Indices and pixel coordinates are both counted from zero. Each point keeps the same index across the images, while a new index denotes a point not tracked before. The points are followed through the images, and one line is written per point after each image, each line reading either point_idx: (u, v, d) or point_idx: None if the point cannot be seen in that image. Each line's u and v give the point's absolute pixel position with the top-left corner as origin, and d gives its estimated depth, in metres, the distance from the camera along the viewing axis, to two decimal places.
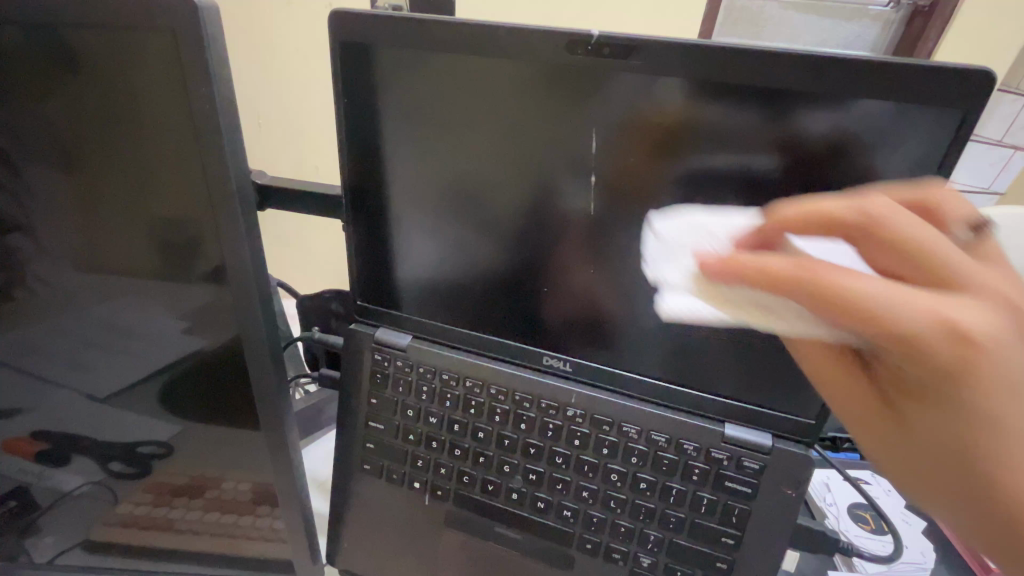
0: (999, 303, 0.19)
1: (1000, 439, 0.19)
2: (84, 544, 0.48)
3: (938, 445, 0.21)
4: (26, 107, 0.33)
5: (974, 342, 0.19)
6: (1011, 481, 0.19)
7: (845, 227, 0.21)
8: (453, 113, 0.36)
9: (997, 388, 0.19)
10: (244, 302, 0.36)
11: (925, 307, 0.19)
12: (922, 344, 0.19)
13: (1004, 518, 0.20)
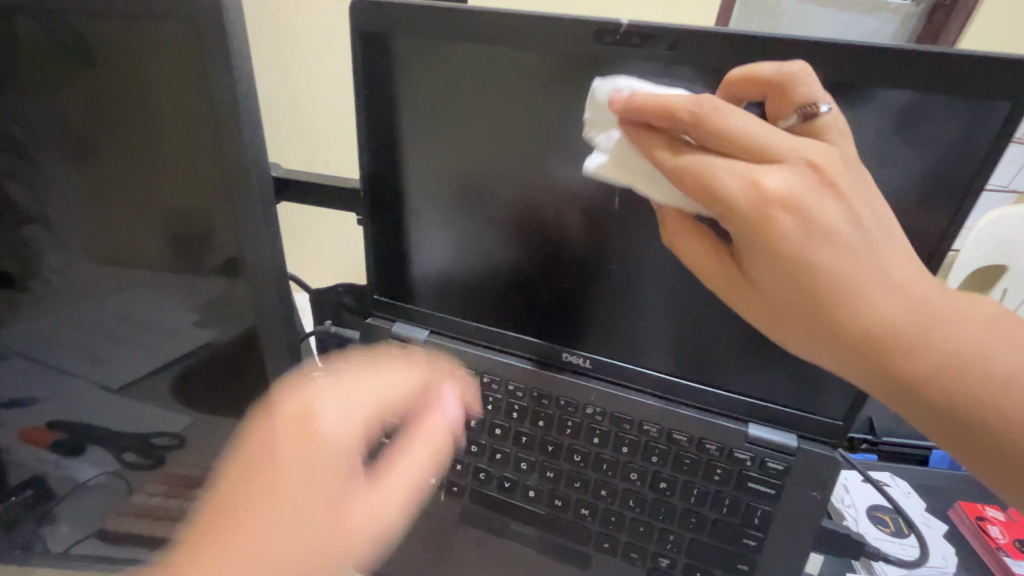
0: (801, 169, 0.23)
1: (861, 293, 0.23)
2: (98, 534, 0.48)
3: (787, 295, 0.24)
4: (44, 97, 0.33)
5: (779, 200, 0.23)
6: (845, 309, 0.23)
7: (680, 120, 0.24)
8: (474, 104, 0.35)
9: (811, 234, 0.23)
10: (261, 295, 0.36)
11: (740, 175, 0.23)
12: (767, 213, 0.23)
13: (854, 340, 0.24)
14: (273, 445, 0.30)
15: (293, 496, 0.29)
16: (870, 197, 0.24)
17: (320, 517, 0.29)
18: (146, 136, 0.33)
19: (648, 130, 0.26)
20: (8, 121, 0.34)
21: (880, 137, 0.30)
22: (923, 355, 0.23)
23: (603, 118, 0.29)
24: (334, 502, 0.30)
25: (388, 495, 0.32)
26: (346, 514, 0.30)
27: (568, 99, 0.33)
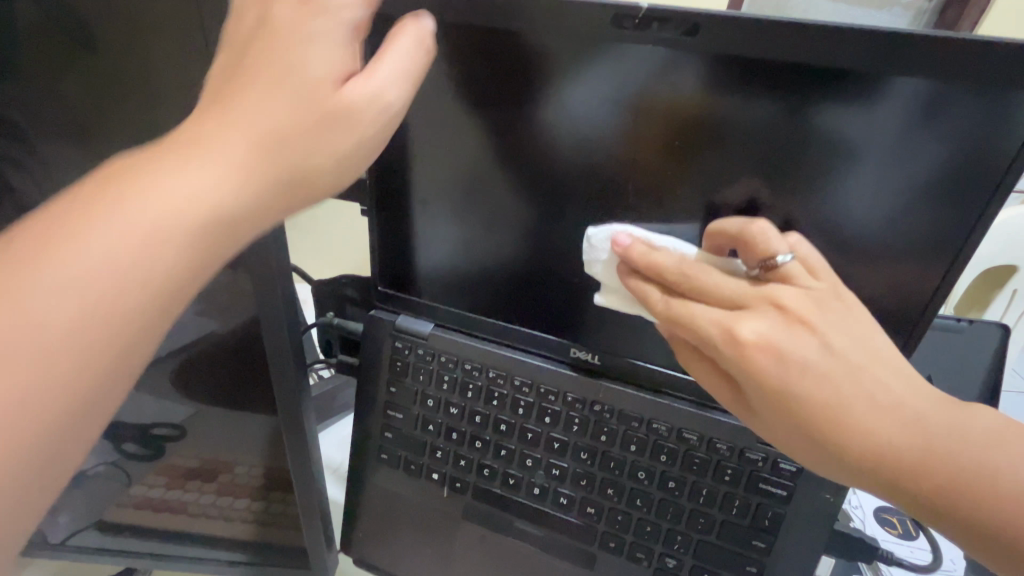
0: (772, 313, 0.26)
1: (848, 414, 0.24)
2: (95, 524, 0.48)
3: (783, 418, 0.26)
4: (40, 77, 0.32)
5: (753, 343, 0.25)
6: (840, 431, 0.24)
7: (667, 274, 0.28)
8: (485, 91, 0.34)
9: (792, 366, 0.25)
10: (261, 285, 0.35)
11: (716, 320, 0.26)
12: (747, 356, 0.25)
13: (856, 461, 0.24)
14: (195, 127, 0.22)
15: (240, 118, 0.22)
16: (850, 331, 0.25)
17: (247, 159, 0.22)
18: (144, 122, 0.33)
19: (641, 277, 0.29)
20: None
21: (904, 130, 0.29)
22: (929, 482, 0.23)
23: (597, 256, 0.31)
24: (273, 101, 0.22)
25: (351, 130, 0.24)
26: (281, 150, 0.23)
27: (580, 89, 0.32)
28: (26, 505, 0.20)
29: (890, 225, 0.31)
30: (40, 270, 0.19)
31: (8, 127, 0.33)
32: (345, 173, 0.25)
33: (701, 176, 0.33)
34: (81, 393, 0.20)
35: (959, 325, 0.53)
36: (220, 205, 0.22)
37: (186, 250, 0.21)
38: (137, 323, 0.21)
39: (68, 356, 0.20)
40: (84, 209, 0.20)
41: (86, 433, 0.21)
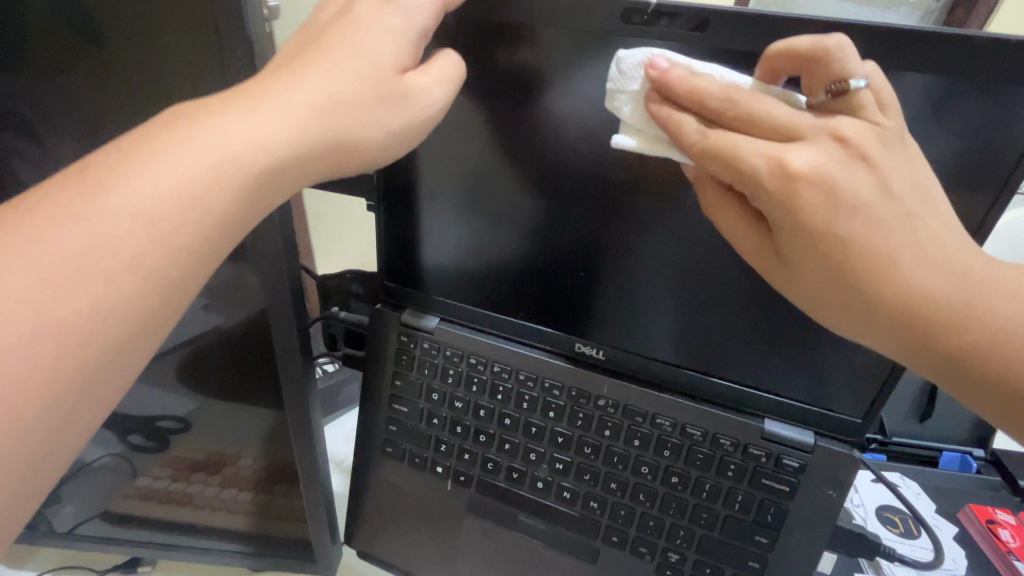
0: (832, 147, 0.24)
1: (897, 273, 0.24)
2: (102, 515, 0.48)
3: (821, 267, 0.25)
4: (52, 72, 0.33)
5: (803, 177, 0.24)
6: (884, 289, 0.24)
7: (710, 104, 0.25)
8: (493, 85, 0.34)
9: (844, 210, 0.24)
10: (267, 279, 0.35)
11: (767, 147, 0.24)
12: (795, 189, 0.24)
13: (901, 319, 0.24)
14: (265, 84, 0.25)
15: (292, 87, 0.25)
16: (909, 175, 0.25)
17: (307, 114, 0.25)
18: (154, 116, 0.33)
19: (675, 106, 0.26)
20: (12, 98, 0.34)
21: (911, 128, 0.29)
22: (960, 327, 0.24)
23: (628, 87, 0.27)
24: (338, 69, 0.26)
25: (404, 107, 0.27)
26: (339, 110, 0.26)
27: (587, 84, 0.32)
28: (59, 436, 0.22)
29: None
30: (117, 194, 0.22)
31: (20, 122, 0.34)
32: (389, 147, 0.28)
33: None
34: (131, 318, 0.22)
35: None
36: (279, 155, 0.24)
37: (243, 189, 0.24)
38: (189, 255, 0.23)
39: (133, 279, 0.22)
40: (159, 142, 0.23)
41: (124, 365, 0.23)
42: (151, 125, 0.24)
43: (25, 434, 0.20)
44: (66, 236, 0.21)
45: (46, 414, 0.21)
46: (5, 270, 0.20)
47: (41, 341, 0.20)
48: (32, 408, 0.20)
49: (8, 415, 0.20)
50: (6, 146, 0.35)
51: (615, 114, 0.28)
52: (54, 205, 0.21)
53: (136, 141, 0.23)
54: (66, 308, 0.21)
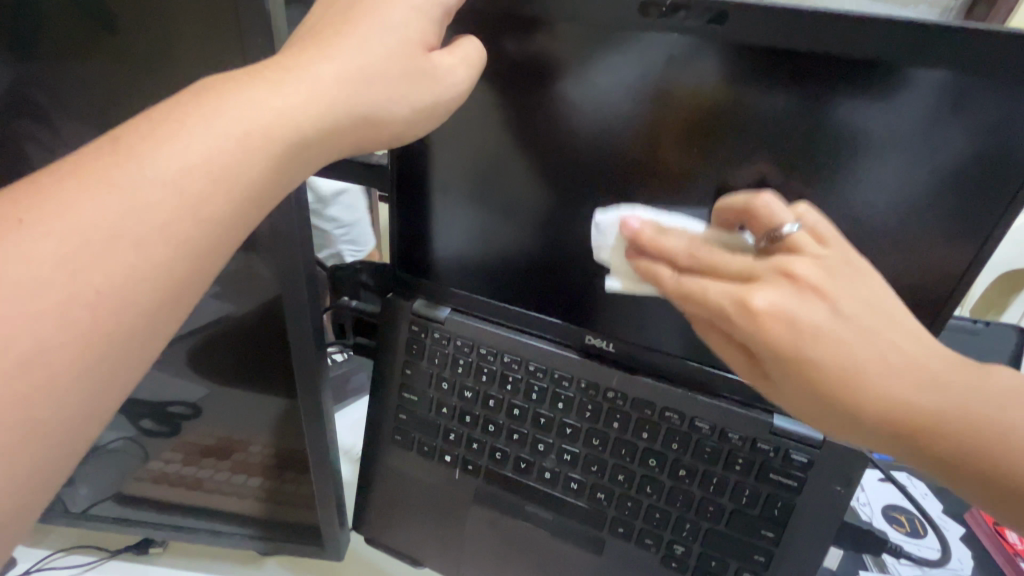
0: (780, 280, 0.25)
1: (873, 388, 0.23)
2: (115, 497, 0.49)
3: (805, 397, 0.25)
4: (69, 58, 0.33)
5: (762, 312, 0.25)
6: (862, 407, 0.24)
7: (676, 257, 0.28)
8: (508, 78, 0.34)
9: (805, 336, 0.24)
10: (282, 266, 0.36)
11: (726, 288, 0.26)
12: (761, 325, 0.25)
13: (903, 429, 0.23)
14: (295, 55, 0.26)
15: (320, 62, 0.26)
16: (862, 294, 0.25)
17: (336, 88, 0.26)
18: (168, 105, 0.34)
19: (649, 260, 0.29)
20: (28, 85, 0.34)
21: (927, 126, 0.29)
22: (945, 424, 0.23)
23: (607, 242, 0.32)
24: (368, 47, 0.27)
25: (428, 85, 0.29)
26: (367, 84, 0.27)
27: (600, 77, 0.32)
28: (93, 401, 0.22)
29: (911, 221, 0.31)
30: (150, 165, 0.22)
31: (38, 109, 0.35)
32: (414, 122, 0.29)
33: (719, 168, 0.33)
34: (164, 284, 0.23)
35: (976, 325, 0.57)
36: (308, 129, 0.25)
37: (272, 161, 0.25)
38: (220, 225, 0.24)
39: (164, 248, 0.22)
40: (191, 113, 0.24)
41: (155, 333, 0.23)
42: (179, 96, 0.25)
43: (62, 399, 0.21)
44: (103, 202, 0.22)
45: (81, 379, 0.21)
46: (44, 237, 0.21)
47: (75, 307, 0.21)
48: (69, 371, 0.21)
49: (47, 379, 0.21)
50: (23, 132, 0.36)
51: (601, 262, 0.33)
52: (89, 175, 0.22)
53: (168, 112, 0.24)
54: (101, 275, 0.21)
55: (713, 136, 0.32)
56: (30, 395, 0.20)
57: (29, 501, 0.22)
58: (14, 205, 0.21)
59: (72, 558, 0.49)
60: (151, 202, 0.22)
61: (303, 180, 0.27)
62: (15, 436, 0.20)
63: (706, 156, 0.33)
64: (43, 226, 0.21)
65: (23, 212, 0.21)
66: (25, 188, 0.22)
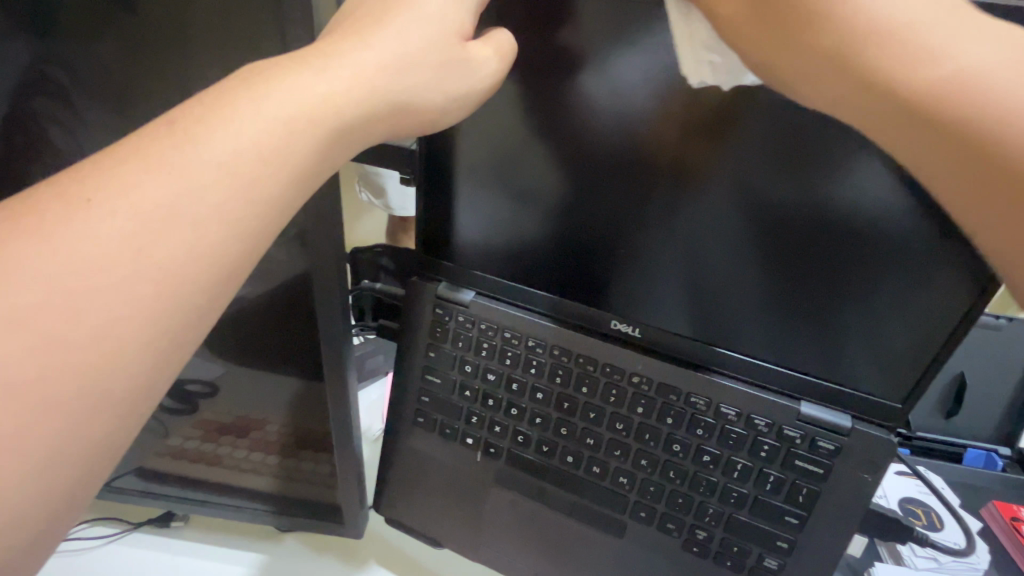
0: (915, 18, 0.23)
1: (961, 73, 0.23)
2: (137, 471, 0.50)
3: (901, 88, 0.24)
4: (92, 29, 0.33)
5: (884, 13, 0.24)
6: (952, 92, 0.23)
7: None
8: (541, 63, 0.34)
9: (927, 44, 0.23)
10: (313, 245, 0.36)
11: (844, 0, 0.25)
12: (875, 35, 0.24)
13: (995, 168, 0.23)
14: (338, 46, 0.26)
15: (363, 50, 0.26)
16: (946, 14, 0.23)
17: (374, 76, 0.26)
18: (191, 85, 0.34)
19: (689, 85, 0.31)
20: (50, 64, 0.34)
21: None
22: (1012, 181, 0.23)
23: (630, 57, 0.32)
24: (403, 36, 0.26)
25: (464, 78, 0.28)
26: (406, 73, 0.26)
27: (629, 63, 0.32)
28: (156, 373, 0.22)
29: (941, 212, 0.30)
30: (204, 148, 0.22)
31: (59, 82, 0.35)
32: (449, 112, 0.29)
33: (746, 153, 0.32)
34: (221, 264, 0.23)
35: (996, 321, 0.58)
36: (349, 116, 0.25)
37: (317, 146, 0.25)
38: (268, 206, 0.24)
39: (219, 228, 0.22)
40: (241, 97, 0.24)
41: (212, 310, 0.24)
42: (229, 82, 0.25)
43: (128, 371, 0.21)
44: (162, 184, 0.22)
45: (144, 353, 0.22)
46: (112, 216, 0.21)
47: (138, 285, 0.21)
48: (133, 346, 0.21)
49: (114, 351, 0.21)
50: (41, 110, 0.35)
51: (615, 76, 0.33)
52: (150, 157, 0.22)
53: (216, 98, 0.24)
54: (163, 254, 0.21)
55: (740, 124, 0.31)
56: (99, 366, 0.21)
57: (95, 471, 0.22)
58: (84, 185, 0.22)
59: (96, 529, 0.50)
60: (206, 184, 0.22)
61: (344, 167, 0.27)
62: (83, 405, 0.21)
63: (732, 142, 0.32)
64: (104, 204, 0.21)
65: (90, 193, 0.21)
66: (88, 168, 0.22)
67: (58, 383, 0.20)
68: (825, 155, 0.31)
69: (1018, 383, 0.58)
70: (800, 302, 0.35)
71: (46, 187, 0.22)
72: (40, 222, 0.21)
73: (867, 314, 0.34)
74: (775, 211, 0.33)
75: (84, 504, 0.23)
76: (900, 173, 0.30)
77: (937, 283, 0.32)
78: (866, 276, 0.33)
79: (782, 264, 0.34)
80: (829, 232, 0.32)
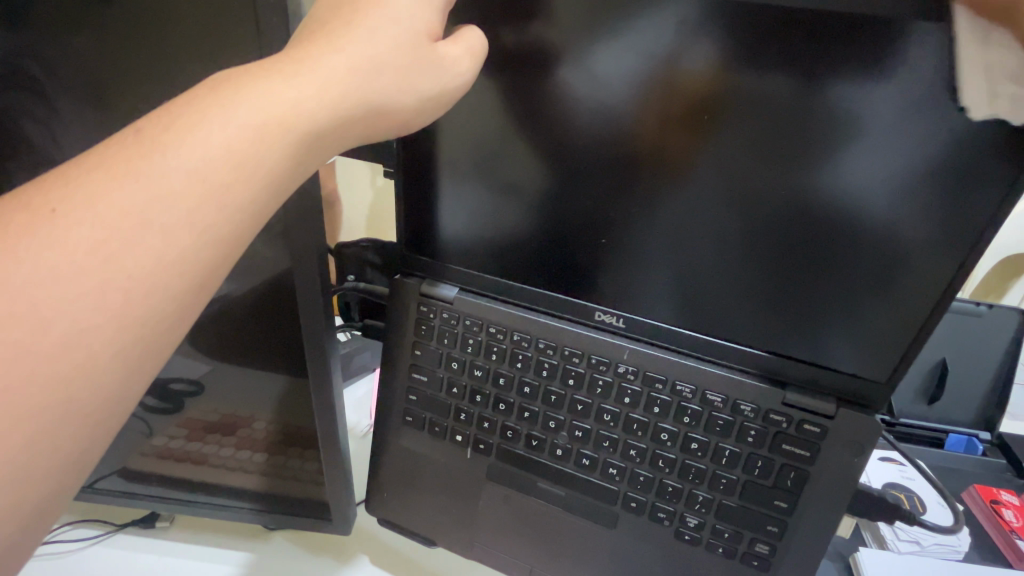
0: None
1: None
2: (121, 472, 0.49)
3: None
4: (64, 21, 0.32)
5: None
6: None
7: None
8: (519, 56, 0.33)
9: None
10: (295, 242, 0.35)
11: None
12: None
13: None
14: (308, 45, 0.25)
15: (336, 45, 0.25)
16: None
17: (345, 71, 0.25)
18: (170, 79, 0.33)
19: (667, 77, 0.31)
20: (22, 57, 0.33)
21: (943, 92, 0.28)
22: None
23: (607, 49, 0.31)
24: (376, 33, 0.26)
25: (438, 76, 0.28)
26: (378, 71, 0.26)
27: (608, 54, 0.32)
28: (131, 380, 0.22)
29: (921, 196, 0.30)
30: (176, 154, 0.22)
31: (31, 76, 0.34)
32: (424, 110, 0.28)
33: (729, 144, 0.32)
34: (192, 270, 0.22)
35: (976, 309, 0.59)
36: (320, 116, 0.25)
37: (291, 150, 0.24)
38: (240, 211, 0.23)
39: (191, 235, 0.22)
40: (209, 102, 0.23)
41: (186, 316, 0.23)
42: (197, 88, 0.24)
43: (100, 379, 0.21)
44: (132, 192, 0.21)
45: (114, 363, 0.21)
46: (77, 224, 0.20)
47: (108, 294, 0.21)
48: (107, 354, 0.21)
49: (82, 362, 0.20)
50: (13, 105, 0.34)
51: (592, 65, 0.32)
52: (116, 165, 0.22)
53: (184, 102, 0.23)
54: (132, 263, 0.21)
55: (720, 117, 0.31)
56: (71, 376, 0.20)
57: (68, 481, 0.22)
58: (48, 195, 0.21)
59: (79, 531, 0.50)
60: (174, 191, 0.22)
61: (318, 166, 0.27)
62: (51, 419, 0.20)
63: (714, 132, 0.32)
64: (70, 213, 0.21)
65: (55, 202, 0.21)
66: (53, 179, 0.21)
67: (25, 396, 0.20)
68: (807, 143, 0.31)
69: (998, 370, 0.59)
70: (784, 291, 0.35)
71: (11, 197, 0.21)
72: (5, 232, 0.20)
73: (849, 299, 0.34)
74: (759, 200, 0.33)
75: (61, 509, 0.22)
76: (878, 159, 0.30)
77: (918, 266, 0.32)
78: (850, 262, 0.33)
79: (767, 252, 0.34)
80: (814, 220, 0.33)
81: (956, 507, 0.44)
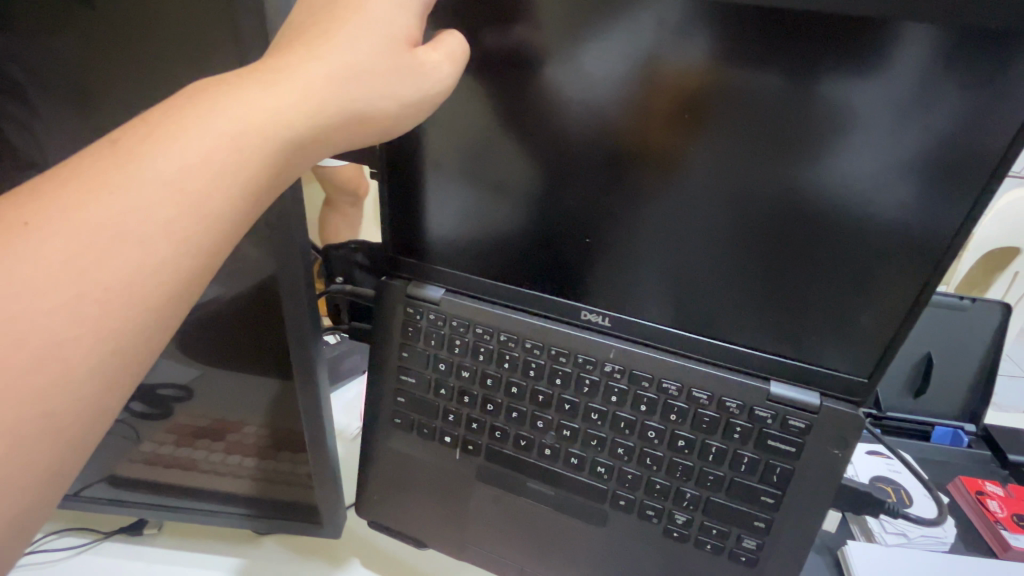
0: None
1: None
2: (109, 479, 0.48)
3: None
4: (41, 24, 0.31)
5: None
6: None
7: None
8: (502, 56, 0.33)
9: None
10: (280, 245, 0.35)
11: None
12: None
13: None
14: (287, 50, 0.25)
15: (313, 50, 0.25)
16: None
17: (324, 75, 0.25)
18: (152, 83, 0.32)
19: (648, 76, 0.31)
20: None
21: (920, 89, 0.28)
22: None
23: (589, 48, 0.31)
24: (354, 37, 0.26)
25: (419, 80, 0.28)
26: (358, 75, 0.26)
27: (589, 55, 0.32)
28: (110, 391, 0.22)
29: (898, 192, 0.30)
30: (152, 163, 0.22)
31: (10, 80, 0.33)
32: (405, 115, 0.28)
33: (711, 142, 0.32)
34: (170, 279, 0.22)
35: (960, 303, 0.59)
36: (298, 121, 0.24)
37: (269, 157, 0.24)
38: (218, 220, 0.23)
39: (168, 245, 0.22)
40: (186, 110, 0.23)
41: (166, 326, 0.23)
42: (173, 97, 0.24)
43: (77, 390, 0.21)
44: (107, 203, 0.21)
45: (92, 374, 0.21)
46: (52, 237, 0.20)
47: (84, 306, 0.20)
48: (84, 366, 0.21)
49: (59, 374, 0.20)
50: None
51: (574, 64, 0.32)
52: (91, 176, 0.21)
53: (160, 111, 0.23)
54: (108, 274, 0.21)
55: (702, 116, 0.32)
56: (48, 387, 0.20)
57: (45, 494, 0.21)
58: (21, 207, 0.21)
59: (68, 540, 0.49)
60: (151, 201, 0.21)
61: (298, 172, 0.26)
62: (27, 432, 0.20)
63: (696, 130, 0.32)
64: (44, 226, 0.20)
65: (28, 215, 0.20)
66: (27, 191, 0.21)
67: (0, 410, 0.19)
68: (787, 141, 0.31)
69: (982, 363, 0.59)
70: (768, 287, 0.35)
71: None
72: None
73: (831, 294, 0.34)
74: (741, 198, 0.33)
75: (40, 519, 0.22)
76: (857, 156, 0.30)
77: (896, 261, 0.32)
78: (830, 258, 0.33)
79: (750, 250, 0.35)
80: (795, 217, 0.33)
81: (940, 499, 0.45)
